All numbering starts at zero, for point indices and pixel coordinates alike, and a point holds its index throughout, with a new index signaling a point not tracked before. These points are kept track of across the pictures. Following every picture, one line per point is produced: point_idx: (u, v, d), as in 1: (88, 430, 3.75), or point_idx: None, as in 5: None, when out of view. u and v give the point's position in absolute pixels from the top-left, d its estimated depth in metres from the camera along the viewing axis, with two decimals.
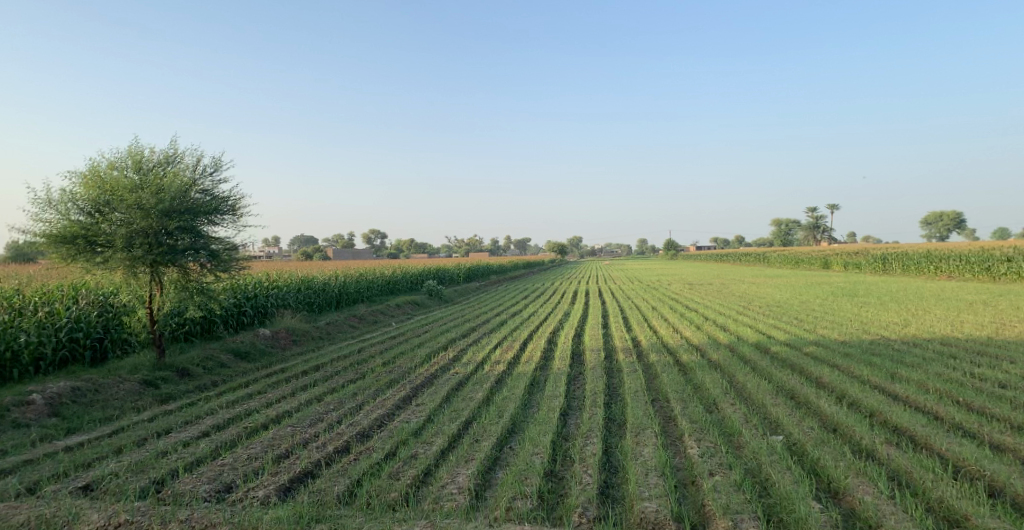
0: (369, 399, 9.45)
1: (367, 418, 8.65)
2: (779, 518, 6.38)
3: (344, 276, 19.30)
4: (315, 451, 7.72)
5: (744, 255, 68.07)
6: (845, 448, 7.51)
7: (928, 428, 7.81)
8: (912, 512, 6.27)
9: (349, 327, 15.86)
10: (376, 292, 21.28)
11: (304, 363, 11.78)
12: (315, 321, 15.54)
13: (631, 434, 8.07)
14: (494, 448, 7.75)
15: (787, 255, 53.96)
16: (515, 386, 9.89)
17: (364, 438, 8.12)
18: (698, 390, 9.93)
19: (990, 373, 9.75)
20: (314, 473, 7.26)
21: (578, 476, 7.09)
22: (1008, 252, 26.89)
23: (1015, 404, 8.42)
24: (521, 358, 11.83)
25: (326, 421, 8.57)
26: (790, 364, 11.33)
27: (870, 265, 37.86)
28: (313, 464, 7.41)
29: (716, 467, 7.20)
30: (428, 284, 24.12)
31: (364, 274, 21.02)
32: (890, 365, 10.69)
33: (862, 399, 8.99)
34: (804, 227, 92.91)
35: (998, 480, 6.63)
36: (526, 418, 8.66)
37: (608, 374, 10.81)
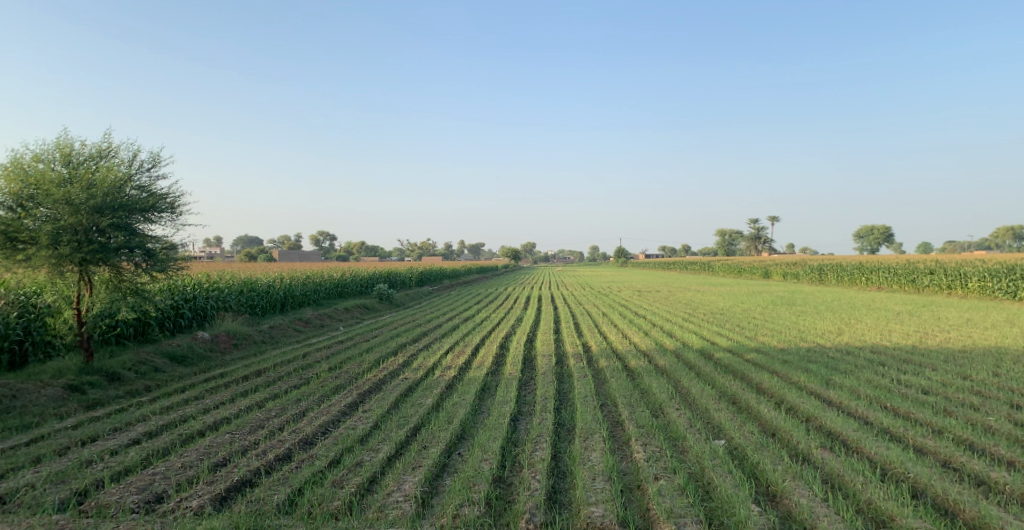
0: (313, 406, 9.26)
1: (311, 425, 8.48)
2: (720, 521, 6.51)
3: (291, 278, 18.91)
4: (255, 458, 7.53)
5: (690, 263, 69.59)
6: (782, 452, 7.74)
7: (859, 433, 8.13)
8: (844, 513, 6.49)
9: (294, 330, 15.55)
10: (324, 295, 20.92)
11: (247, 367, 11.49)
12: (259, 325, 15.18)
13: (579, 440, 8.14)
14: (441, 454, 7.70)
15: (731, 264, 55.38)
16: (465, 392, 9.86)
17: (307, 446, 7.95)
18: (645, 394, 10.11)
19: (915, 380, 10.22)
20: (253, 482, 7.09)
21: (527, 482, 7.11)
22: (930, 265, 28.33)
23: (937, 409, 8.84)
24: (473, 364, 11.80)
25: (266, 429, 8.36)
26: (733, 370, 11.62)
27: (807, 275, 39.28)
28: (252, 472, 7.23)
29: (661, 472, 7.33)
30: (378, 287, 23.86)
31: (312, 277, 20.63)
32: (825, 372, 11.07)
33: (800, 405, 9.30)
34: (747, 237, 95.62)
35: (920, 482, 6.94)
36: (475, 424, 8.64)
37: (559, 379, 10.89)
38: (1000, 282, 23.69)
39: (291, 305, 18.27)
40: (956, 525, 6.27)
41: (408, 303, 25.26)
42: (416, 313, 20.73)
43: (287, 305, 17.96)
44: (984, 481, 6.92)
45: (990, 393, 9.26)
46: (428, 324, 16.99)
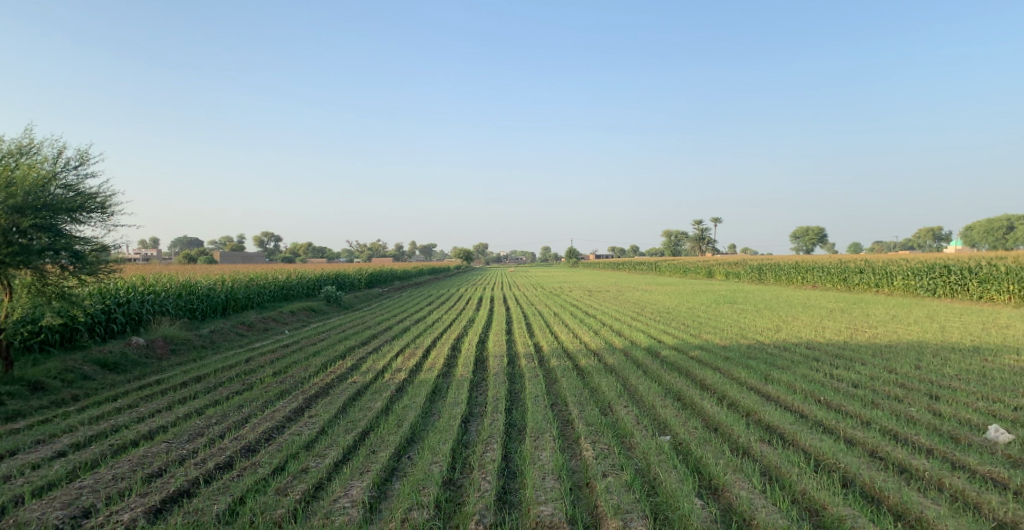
0: (256, 412, 9.07)
1: (253, 432, 8.31)
2: (665, 516, 6.67)
3: (233, 280, 18.43)
4: (193, 467, 7.34)
5: (638, 264, 70.85)
6: (723, 446, 7.98)
7: (795, 426, 8.44)
8: (780, 504, 6.73)
9: (236, 335, 15.16)
10: (268, 297, 20.44)
11: (185, 373, 11.15)
12: (198, 329, 14.74)
13: (529, 439, 8.20)
14: (391, 458, 7.65)
15: (675, 265, 56.79)
16: (415, 395, 9.80)
17: (250, 453, 7.80)
18: (594, 392, 10.27)
19: (846, 374, 10.67)
20: (190, 492, 6.91)
21: (477, 484, 7.13)
22: (860, 264, 29.61)
23: (866, 401, 9.26)
24: (424, 366, 11.75)
25: (206, 437, 8.15)
26: (678, 367, 11.90)
27: (748, 274, 40.53)
28: (189, 482, 7.04)
29: (609, 469, 7.45)
30: (326, 289, 23.45)
31: (256, 279, 20.15)
32: (764, 368, 11.45)
33: (740, 400, 9.60)
34: (693, 238, 97.84)
35: (850, 471, 7.24)
36: (426, 427, 8.60)
37: (510, 379, 10.95)
38: (922, 280, 24.93)
39: (233, 308, 17.80)
40: (884, 512, 6.55)
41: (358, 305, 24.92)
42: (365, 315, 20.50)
43: (229, 308, 17.49)
44: (906, 468, 7.25)
45: (913, 385, 9.74)
46: (378, 326, 16.80)
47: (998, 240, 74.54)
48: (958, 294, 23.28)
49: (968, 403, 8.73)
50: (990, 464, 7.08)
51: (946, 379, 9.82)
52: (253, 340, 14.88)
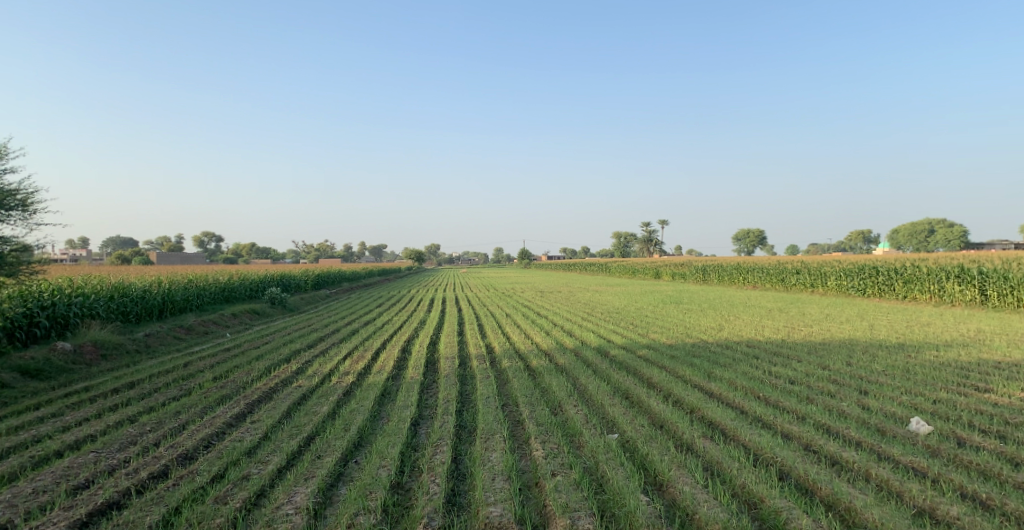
0: (194, 418, 8.88)
1: (191, 439, 8.14)
2: (611, 513, 6.83)
3: (170, 282, 17.89)
4: (124, 478, 7.16)
5: (589, 264, 71.72)
6: (668, 442, 8.21)
7: (736, 422, 8.75)
8: (721, 498, 6.95)
9: (173, 338, 14.76)
10: (208, 300, 19.92)
11: (116, 379, 10.81)
12: (131, 333, 14.27)
13: (479, 441, 8.26)
14: (337, 463, 7.61)
15: (623, 266, 57.80)
16: (363, 398, 9.75)
17: (187, 461, 7.63)
18: (545, 392, 10.41)
19: (783, 371, 11.10)
20: (120, 504, 6.74)
21: (425, 487, 7.16)
22: (797, 265, 30.77)
23: (801, 397, 9.65)
24: (372, 369, 11.67)
25: (138, 445, 7.95)
26: (626, 366, 12.16)
27: (693, 274, 41.61)
28: (119, 493, 6.87)
29: (557, 468, 7.59)
30: (270, 290, 22.96)
31: (195, 280, 19.62)
32: (708, 366, 11.80)
33: (684, 397, 9.90)
34: (641, 240, 99.60)
35: (786, 465, 7.53)
36: (375, 431, 8.57)
37: (461, 381, 11.00)
38: (853, 280, 26.07)
39: (171, 311, 17.28)
40: (816, 503, 6.80)
41: (304, 307, 24.50)
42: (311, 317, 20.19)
43: (166, 311, 16.99)
44: (837, 460, 7.56)
45: (844, 381, 10.20)
46: (324, 329, 16.58)
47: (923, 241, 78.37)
48: (885, 293, 24.43)
49: (894, 397, 9.19)
50: (911, 454, 7.38)
51: (874, 375, 10.31)
52: (193, 344, 14.50)
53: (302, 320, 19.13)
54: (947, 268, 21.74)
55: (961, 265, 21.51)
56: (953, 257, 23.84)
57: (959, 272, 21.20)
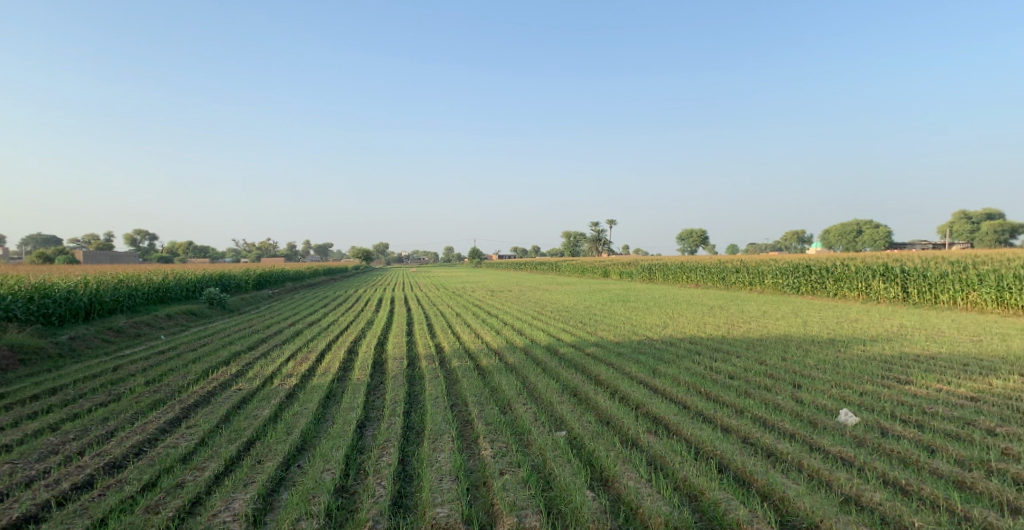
0: (123, 425, 8.64)
1: (120, 446, 7.93)
2: (558, 509, 6.96)
3: (98, 282, 17.26)
4: (44, 489, 6.97)
5: (539, 264, 72.16)
6: (614, 438, 8.41)
7: (679, 416, 9.02)
8: (664, 492, 7.14)
9: (101, 341, 14.24)
10: (140, 301, 19.27)
11: (37, 385, 10.40)
12: (54, 336, 13.71)
13: (427, 441, 8.27)
14: (278, 468, 7.52)
15: (572, 266, 58.46)
16: (307, 400, 9.63)
17: (114, 470, 7.44)
18: (494, 391, 10.50)
19: (724, 366, 11.47)
20: (38, 517, 6.57)
21: (371, 489, 7.15)
22: (736, 264, 31.75)
23: (740, 392, 10.01)
24: (317, 371, 11.52)
25: (60, 454, 7.71)
26: (575, 364, 12.35)
27: (639, 273, 42.44)
28: (38, 506, 6.69)
29: (506, 467, 7.69)
30: (208, 290, 22.34)
31: (127, 281, 18.94)
32: (654, 362, 12.09)
33: (630, 393, 10.14)
34: (590, 239, 100.86)
35: (725, 457, 7.77)
36: (319, 434, 8.49)
37: (409, 382, 10.97)
38: (788, 279, 27.06)
39: (99, 313, 16.65)
40: (752, 493, 7.01)
41: (246, 308, 23.90)
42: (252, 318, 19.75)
43: (93, 312, 16.37)
44: (772, 452, 7.85)
45: (780, 375, 10.63)
46: (267, 330, 16.28)
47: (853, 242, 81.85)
48: (817, 291, 25.45)
49: (824, 390, 9.64)
50: (840, 445, 7.74)
51: (807, 369, 10.78)
52: (124, 347, 14.05)
53: (242, 322, 18.66)
54: (873, 267, 22.83)
55: (886, 264, 22.62)
56: (879, 256, 25.02)
57: (884, 271, 22.29)
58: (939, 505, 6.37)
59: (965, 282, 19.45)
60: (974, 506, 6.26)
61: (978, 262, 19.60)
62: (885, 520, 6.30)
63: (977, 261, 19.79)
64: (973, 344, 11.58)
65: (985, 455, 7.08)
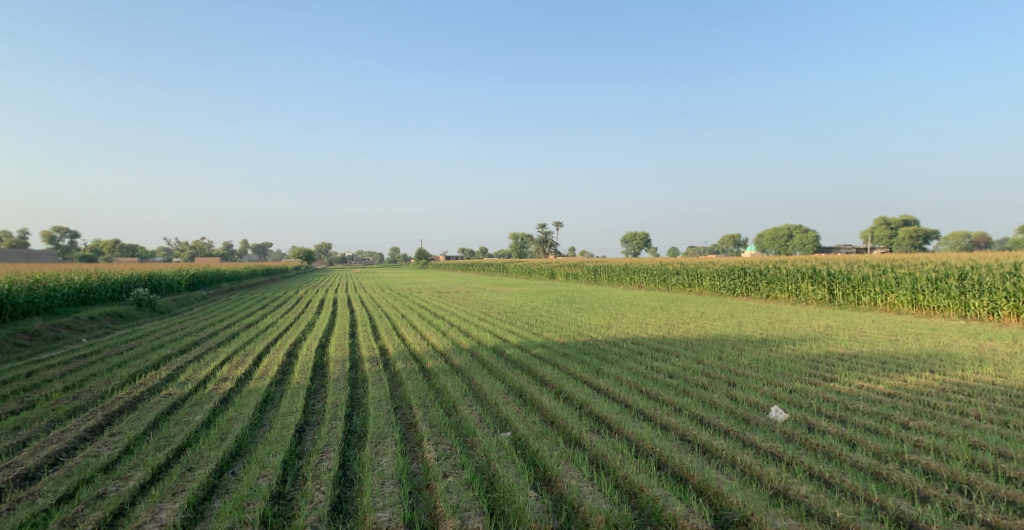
0: (40, 434, 8.31)
1: (33, 457, 7.63)
2: (500, 510, 7.03)
3: (12, 284, 16.42)
4: None
5: (487, 265, 72.22)
6: (558, 438, 8.54)
7: (621, 415, 9.22)
8: (605, 490, 7.29)
9: (15, 346, 13.59)
10: (60, 301, 18.44)
11: None
12: None
13: (369, 445, 8.22)
14: (211, 475, 7.36)
15: (518, 267, 58.80)
16: (243, 405, 9.43)
17: (26, 482, 7.18)
18: (440, 393, 10.51)
19: (664, 366, 11.78)
20: None
21: (310, 495, 7.07)
22: (676, 266, 32.57)
23: (679, 390, 10.30)
24: (254, 374, 11.30)
25: None
26: (521, 365, 12.46)
27: (585, 275, 43.06)
28: None
29: (449, 469, 7.72)
30: (136, 290, 21.52)
31: (44, 282, 18.07)
32: (597, 363, 12.30)
33: (574, 393, 10.32)
34: (537, 241, 101.62)
35: (664, 455, 7.99)
36: (255, 439, 8.34)
37: (352, 385, 10.86)
38: (724, 280, 27.96)
39: (12, 315, 15.86)
40: (688, 489, 7.22)
41: (178, 311, 23.12)
42: (184, 320, 19.12)
43: (5, 315, 15.59)
44: (708, 448, 8.11)
45: (716, 374, 10.98)
46: (200, 332, 15.85)
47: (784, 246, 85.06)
48: (751, 293, 26.39)
49: (757, 388, 10.01)
50: (771, 440, 8.06)
51: (741, 368, 11.18)
52: (42, 352, 13.46)
53: (172, 323, 18.06)
54: (802, 269, 23.83)
55: (814, 266, 23.64)
56: (807, 259, 26.12)
57: (813, 273, 23.27)
58: (858, 496, 6.72)
59: (884, 284, 20.53)
60: (889, 495, 6.62)
61: (896, 265, 20.69)
62: (810, 511, 6.59)
63: (896, 264, 20.89)
64: (891, 343, 12.25)
65: (899, 447, 7.51)
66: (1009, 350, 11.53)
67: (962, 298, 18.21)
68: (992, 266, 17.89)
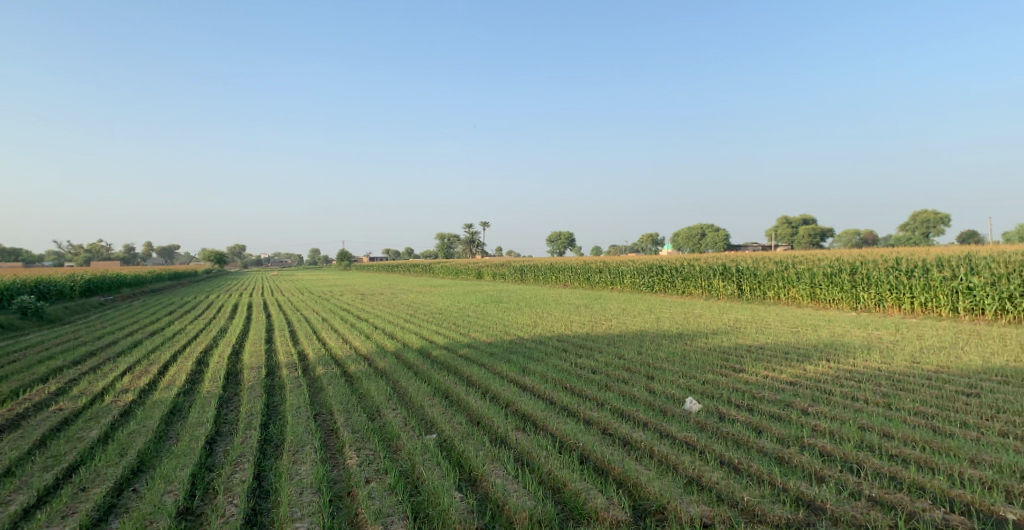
0: None
1: None
2: (424, 513, 7.00)
3: None
4: None
5: (414, 265, 71.55)
6: (483, 438, 8.58)
7: (545, 412, 9.36)
8: (529, 487, 7.37)
9: None
10: None
11: None
12: None
13: (287, 454, 8.01)
14: (108, 494, 7.01)
15: (445, 268, 58.62)
16: (146, 418, 9.00)
17: None
18: (362, 397, 10.37)
19: (587, 362, 12.03)
20: None
21: (221, 509, 6.85)
22: (598, 264, 33.37)
23: (601, 385, 10.55)
24: (158, 385, 10.79)
25: None
26: (447, 366, 12.44)
27: (512, 275, 43.49)
28: None
29: (372, 474, 7.64)
30: (23, 298, 20.04)
31: None
32: (523, 361, 12.44)
33: (500, 392, 10.40)
34: (464, 241, 101.69)
35: (586, 449, 8.16)
36: (159, 453, 7.99)
37: (268, 392, 10.54)
38: (643, 278, 28.80)
39: None
40: (609, 481, 7.40)
41: (74, 320, 21.76)
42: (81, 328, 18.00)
43: None
44: (628, 440, 8.34)
45: (636, 368, 11.32)
46: (98, 342, 14.95)
47: (698, 244, 88.56)
48: (668, 290, 27.31)
49: (674, 381, 10.39)
50: (686, 431, 8.37)
51: (658, 361, 11.56)
52: None
53: (66, 333, 16.95)
54: (713, 266, 24.86)
55: (725, 263, 24.72)
56: (719, 256, 27.26)
57: (723, 270, 24.33)
58: (763, 479, 7.08)
59: (787, 279, 21.70)
60: (790, 478, 7.00)
61: (797, 261, 21.93)
62: (720, 497, 6.88)
63: (798, 260, 22.15)
64: (792, 334, 12.96)
65: (799, 432, 7.96)
66: (892, 338, 12.45)
67: (853, 291, 19.49)
68: (879, 260, 19.20)
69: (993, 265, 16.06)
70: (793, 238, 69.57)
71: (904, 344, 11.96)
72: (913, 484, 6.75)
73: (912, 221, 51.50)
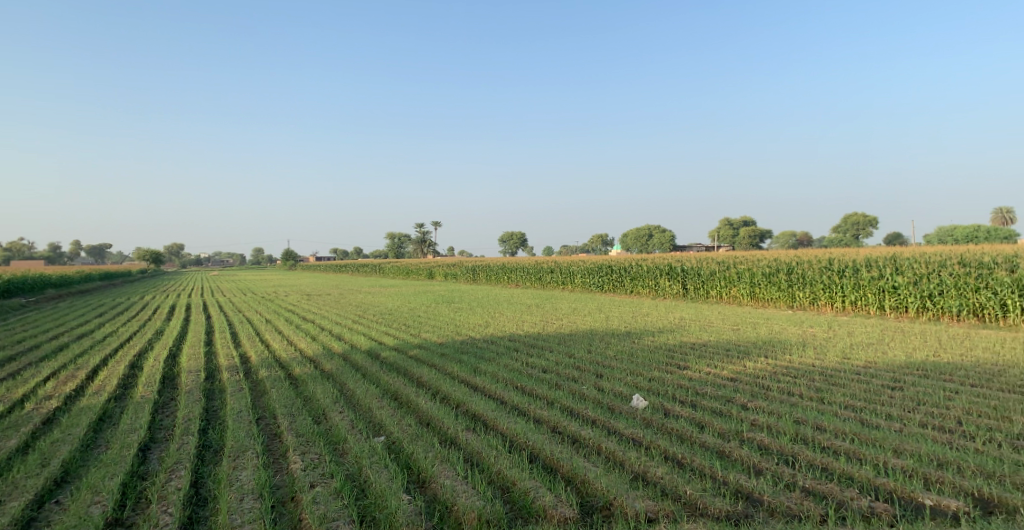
0: None
1: None
2: (371, 516, 6.89)
3: None
4: None
5: (365, 265, 70.65)
6: (433, 439, 8.51)
7: (495, 412, 9.34)
8: (478, 486, 7.34)
9: None
10: None
11: None
12: None
13: (227, 460, 7.78)
14: (28, 508, 6.68)
15: (397, 268, 58.10)
16: (72, 425, 8.61)
17: None
18: (308, 400, 10.16)
19: (538, 361, 12.06)
20: None
21: (154, 519, 6.61)
22: (549, 264, 33.58)
23: (551, 384, 10.60)
24: (87, 390, 10.34)
25: None
26: (397, 367, 12.30)
27: (463, 275, 43.38)
28: None
29: (317, 479, 7.49)
30: None
31: None
32: (473, 361, 12.39)
33: (450, 393, 10.35)
34: (416, 241, 100.99)
35: (536, 448, 8.17)
36: (86, 462, 7.66)
37: (208, 397, 10.22)
38: (593, 278, 29.09)
39: None
40: (557, 479, 7.43)
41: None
42: (6, 331, 17.13)
43: None
44: (576, 438, 8.40)
45: (585, 367, 11.41)
46: (23, 346, 14.24)
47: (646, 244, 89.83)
48: (617, 289, 27.66)
49: (622, 378, 10.52)
50: (633, 428, 8.47)
51: (607, 360, 11.69)
52: None
53: None
54: (660, 266, 25.28)
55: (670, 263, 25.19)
56: (665, 256, 27.76)
57: (669, 270, 24.80)
58: (705, 474, 7.22)
59: (729, 279, 22.23)
60: (731, 471, 7.17)
61: (739, 261, 22.51)
62: (665, 492, 6.99)
63: (739, 260, 22.74)
64: (733, 332, 13.29)
65: (740, 427, 8.16)
66: (826, 335, 12.89)
67: (790, 290, 20.10)
68: (813, 260, 19.87)
69: (916, 265, 16.77)
70: (733, 239, 71.48)
71: (836, 340, 12.39)
72: (843, 475, 6.99)
73: (845, 224, 53.33)
